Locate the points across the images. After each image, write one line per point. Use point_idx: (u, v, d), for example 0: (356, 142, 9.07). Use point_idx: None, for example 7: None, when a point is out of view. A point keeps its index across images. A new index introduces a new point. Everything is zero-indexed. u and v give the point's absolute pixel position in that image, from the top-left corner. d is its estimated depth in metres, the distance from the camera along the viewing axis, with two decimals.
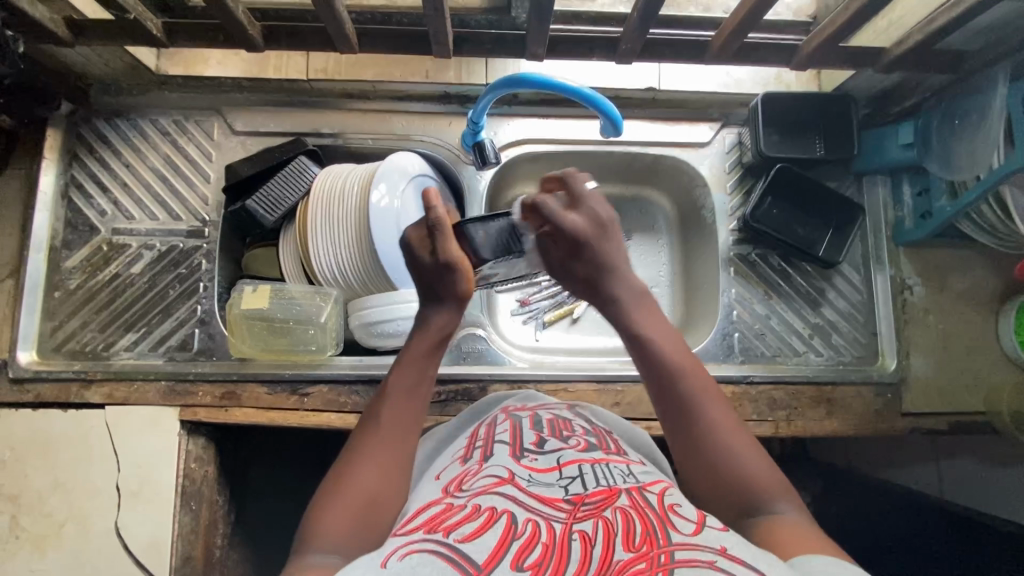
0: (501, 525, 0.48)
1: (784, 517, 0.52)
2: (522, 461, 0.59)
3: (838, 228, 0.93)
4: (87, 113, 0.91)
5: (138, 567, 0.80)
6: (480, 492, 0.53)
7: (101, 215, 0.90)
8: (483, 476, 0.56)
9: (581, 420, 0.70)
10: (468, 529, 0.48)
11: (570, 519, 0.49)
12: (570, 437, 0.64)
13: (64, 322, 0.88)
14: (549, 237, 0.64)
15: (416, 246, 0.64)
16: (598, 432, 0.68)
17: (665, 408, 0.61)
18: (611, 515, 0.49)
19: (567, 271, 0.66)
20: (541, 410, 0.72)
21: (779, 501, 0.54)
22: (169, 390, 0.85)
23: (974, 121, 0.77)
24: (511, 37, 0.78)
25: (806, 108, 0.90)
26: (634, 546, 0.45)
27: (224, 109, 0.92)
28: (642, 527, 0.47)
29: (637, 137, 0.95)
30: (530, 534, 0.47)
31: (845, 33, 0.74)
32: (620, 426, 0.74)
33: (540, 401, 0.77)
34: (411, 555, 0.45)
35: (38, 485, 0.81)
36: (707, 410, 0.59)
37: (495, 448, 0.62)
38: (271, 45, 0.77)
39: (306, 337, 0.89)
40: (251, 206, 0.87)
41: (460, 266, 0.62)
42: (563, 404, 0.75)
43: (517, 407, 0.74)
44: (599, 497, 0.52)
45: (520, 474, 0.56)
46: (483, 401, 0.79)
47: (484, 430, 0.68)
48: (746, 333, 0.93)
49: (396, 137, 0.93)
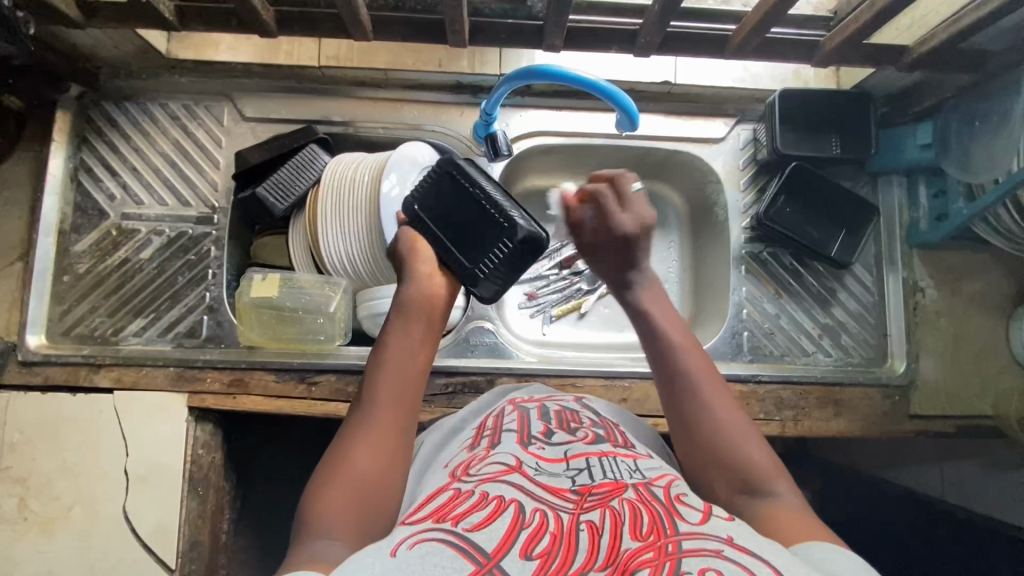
0: (509, 512, 0.48)
1: (782, 501, 0.52)
2: (529, 450, 0.59)
3: (851, 228, 0.92)
4: (96, 96, 0.90)
5: (147, 551, 0.81)
6: (488, 480, 0.53)
7: (110, 200, 0.90)
8: (490, 463, 0.56)
9: (588, 412, 0.70)
10: (477, 517, 0.48)
11: (577, 510, 0.49)
12: (578, 428, 0.64)
13: (73, 307, 0.88)
14: (595, 229, 0.75)
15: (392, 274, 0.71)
16: (605, 424, 0.67)
17: (662, 383, 0.63)
18: (618, 505, 0.49)
19: (600, 257, 0.75)
20: (548, 401, 0.72)
21: (776, 482, 0.54)
22: (177, 376, 0.86)
23: (996, 123, 0.76)
24: (527, 27, 0.76)
25: (823, 106, 0.89)
26: (642, 536, 0.45)
27: (234, 94, 0.91)
28: (649, 518, 0.47)
29: (651, 132, 0.93)
30: (537, 524, 0.47)
31: (869, 31, 0.72)
32: (626, 420, 0.75)
33: (547, 393, 0.77)
34: (421, 543, 0.45)
35: (47, 468, 0.82)
36: (698, 379, 0.61)
37: (502, 436, 0.62)
38: (284, 30, 0.76)
39: (315, 326, 0.89)
40: (261, 193, 0.86)
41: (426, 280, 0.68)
42: (571, 395, 0.76)
43: (524, 399, 0.74)
44: (605, 488, 0.52)
45: (528, 463, 0.56)
46: (491, 393, 0.79)
47: (491, 421, 0.68)
48: (756, 332, 0.92)
49: (406, 126, 0.92)
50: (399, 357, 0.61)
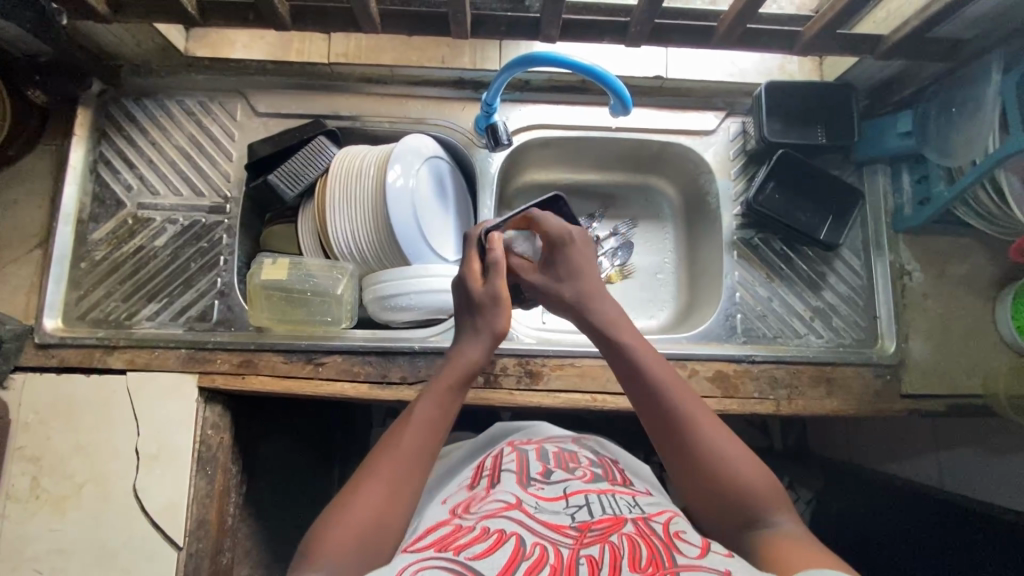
0: (510, 545, 0.50)
1: (783, 529, 0.56)
2: (530, 490, 0.61)
3: (838, 214, 0.96)
4: (118, 93, 0.95)
5: (155, 528, 0.83)
6: (489, 516, 0.55)
7: (127, 190, 0.94)
8: (491, 501, 0.59)
9: (586, 452, 0.74)
10: (478, 548, 0.50)
11: (577, 545, 0.51)
12: (576, 468, 0.68)
13: (89, 292, 0.91)
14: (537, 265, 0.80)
15: (471, 279, 0.74)
16: (602, 463, 0.71)
17: (656, 431, 0.64)
18: (617, 540, 0.51)
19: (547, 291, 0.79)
20: (546, 443, 0.75)
21: (777, 512, 0.57)
22: (188, 358, 0.88)
23: (970, 110, 0.80)
24: (525, 20, 0.82)
25: (808, 97, 0.93)
26: (641, 570, 0.48)
27: (247, 91, 0.96)
28: (648, 551, 0.50)
29: (643, 125, 0.98)
30: (538, 556, 0.49)
31: (844, 18, 0.77)
32: (621, 455, 0.79)
33: (547, 433, 0.80)
34: (423, 572, 0.47)
35: (60, 447, 0.84)
36: (692, 426, 0.62)
37: (502, 476, 0.65)
38: (298, 25, 0.81)
39: (323, 308, 0.93)
40: (273, 180, 0.90)
41: (503, 303, 0.72)
42: (568, 436, 0.79)
43: (522, 440, 0.76)
44: (605, 523, 0.54)
45: (528, 501, 0.58)
46: (491, 432, 0.82)
47: (490, 461, 0.71)
48: (749, 314, 0.95)
49: (411, 120, 0.97)
50: (428, 424, 0.63)
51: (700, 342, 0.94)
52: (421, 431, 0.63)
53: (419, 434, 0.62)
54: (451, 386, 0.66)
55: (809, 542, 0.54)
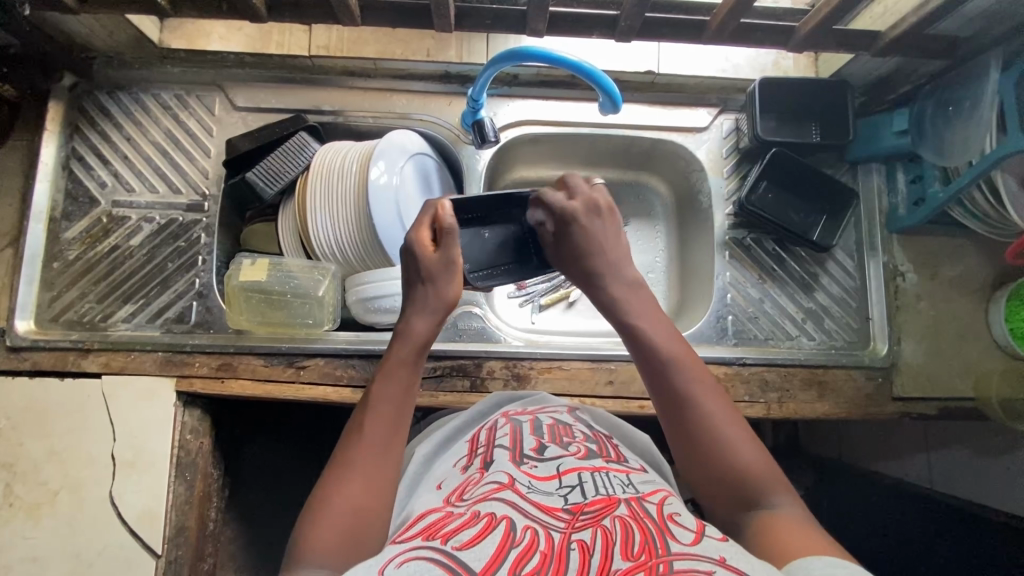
0: (500, 531, 0.48)
1: (782, 511, 0.54)
2: (522, 467, 0.59)
3: (832, 214, 0.94)
4: (90, 86, 0.92)
5: (133, 535, 0.81)
6: (481, 499, 0.53)
7: (101, 187, 0.90)
8: (484, 484, 0.57)
9: (581, 425, 0.70)
10: (466, 535, 0.48)
11: (569, 528, 0.49)
12: (570, 443, 0.65)
13: (62, 293, 0.88)
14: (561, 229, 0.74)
15: (420, 247, 0.70)
16: (598, 438, 0.68)
17: (665, 396, 0.62)
18: (610, 524, 0.49)
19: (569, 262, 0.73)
20: (542, 413, 0.73)
21: (776, 495, 0.55)
22: (165, 361, 0.86)
23: (967, 111, 0.77)
24: (511, 13, 0.79)
25: (803, 95, 0.91)
26: (632, 556, 0.45)
27: (226, 84, 0.93)
28: (640, 536, 0.47)
29: (634, 120, 0.96)
30: (528, 542, 0.47)
31: (840, 14, 0.75)
32: (620, 427, 0.75)
33: (544, 402, 0.77)
34: (408, 563, 0.45)
35: (32, 453, 0.82)
36: (701, 398, 0.60)
37: (495, 454, 0.63)
38: (274, 16, 0.78)
39: (303, 310, 0.90)
40: (251, 177, 0.88)
41: (456, 268, 0.70)
42: (564, 406, 0.76)
43: (517, 411, 0.74)
44: (598, 505, 0.52)
45: (521, 481, 0.57)
46: (483, 405, 0.79)
47: (485, 435, 0.69)
48: (740, 316, 0.94)
49: (395, 116, 0.94)
50: (390, 400, 0.62)
51: (690, 343, 0.92)
52: (383, 409, 0.61)
53: (382, 414, 0.61)
54: (410, 360, 0.65)
55: (812, 528, 0.52)
